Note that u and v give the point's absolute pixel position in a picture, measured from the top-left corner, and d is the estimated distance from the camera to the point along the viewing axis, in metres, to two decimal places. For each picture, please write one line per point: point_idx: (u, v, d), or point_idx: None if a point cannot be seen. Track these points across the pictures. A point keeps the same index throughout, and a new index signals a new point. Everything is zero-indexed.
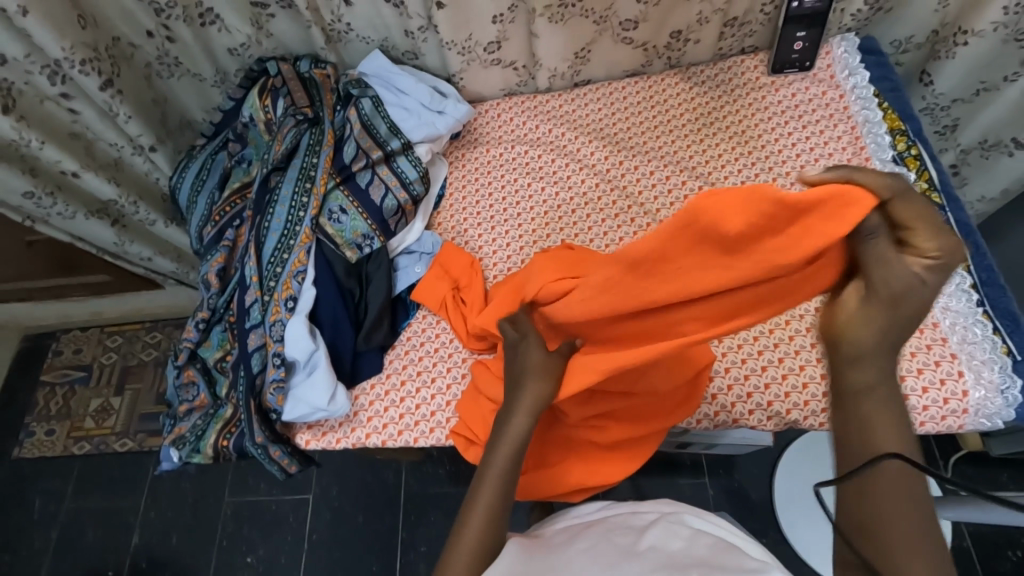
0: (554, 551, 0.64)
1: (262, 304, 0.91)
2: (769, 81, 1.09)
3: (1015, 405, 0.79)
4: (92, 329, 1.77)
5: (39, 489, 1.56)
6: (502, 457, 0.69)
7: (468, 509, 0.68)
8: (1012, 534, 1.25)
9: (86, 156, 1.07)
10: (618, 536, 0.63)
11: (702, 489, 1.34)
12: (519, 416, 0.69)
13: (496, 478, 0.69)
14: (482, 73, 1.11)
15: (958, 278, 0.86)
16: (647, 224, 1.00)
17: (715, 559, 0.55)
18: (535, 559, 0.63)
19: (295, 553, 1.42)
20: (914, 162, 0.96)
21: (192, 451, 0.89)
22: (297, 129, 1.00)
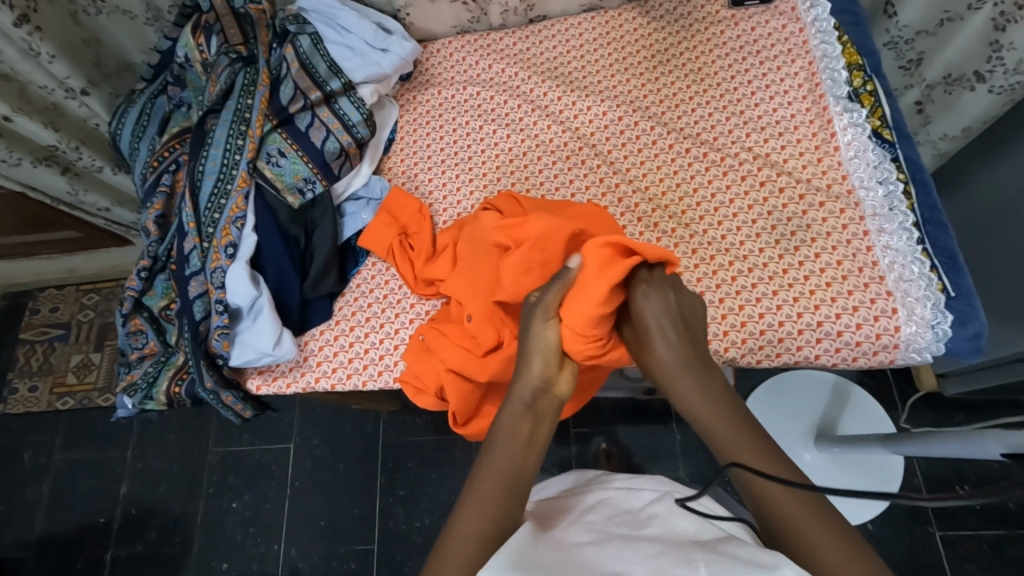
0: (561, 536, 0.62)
1: (202, 251, 0.89)
2: (728, 15, 1.05)
3: (943, 339, 0.81)
4: (68, 287, 1.75)
5: (27, 443, 1.59)
6: (505, 425, 0.66)
7: (474, 479, 0.64)
8: (961, 469, 1.30)
9: (19, 98, 1.02)
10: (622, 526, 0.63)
11: (669, 432, 1.37)
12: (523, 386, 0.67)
13: (506, 455, 0.65)
14: (429, 7, 1.05)
15: (901, 216, 0.85)
16: (597, 166, 0.98)
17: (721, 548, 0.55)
18: (546, 542, 0.59)
19: (278, 498, 1.48)
20: (869, 99, 0.93)
21: (145, 398, 0.91)
22: (231, 69, 0.96)
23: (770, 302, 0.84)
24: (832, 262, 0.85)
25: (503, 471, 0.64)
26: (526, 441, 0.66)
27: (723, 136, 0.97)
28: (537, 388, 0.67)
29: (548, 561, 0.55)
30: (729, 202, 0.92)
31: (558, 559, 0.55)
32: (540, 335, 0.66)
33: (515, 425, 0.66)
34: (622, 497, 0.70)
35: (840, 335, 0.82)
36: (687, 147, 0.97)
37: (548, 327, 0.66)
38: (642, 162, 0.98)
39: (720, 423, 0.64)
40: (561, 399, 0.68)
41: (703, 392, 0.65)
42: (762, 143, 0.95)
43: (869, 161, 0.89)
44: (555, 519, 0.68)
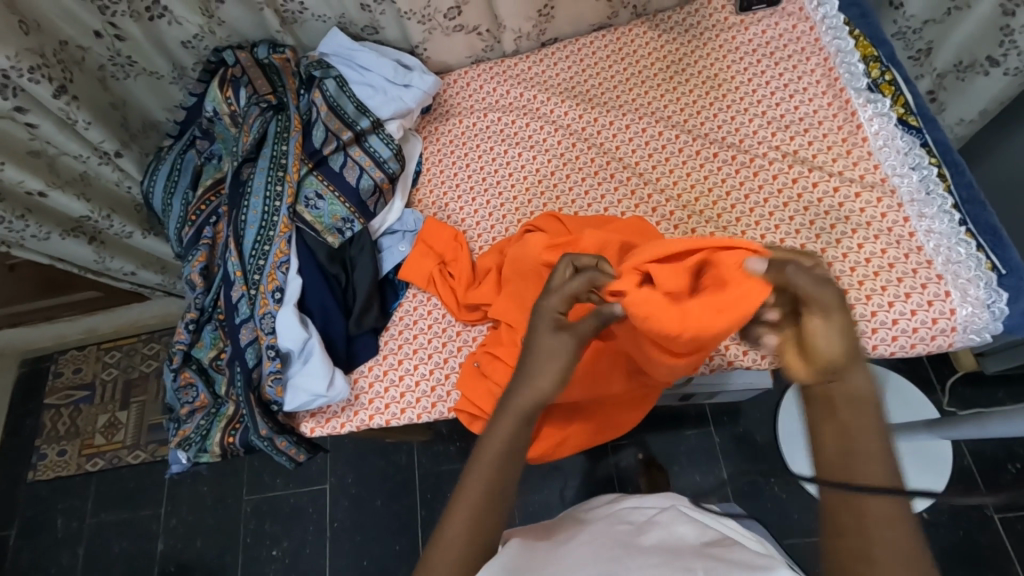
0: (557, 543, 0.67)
1: (249, 298, 0.90)
2: (737, 21, 1.07)
3: (1000, 318, 0.81)
4: (89, 347, 1.75)
5: (59, 507, 1.58)
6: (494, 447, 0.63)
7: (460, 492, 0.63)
8: (1013, 448, 1.29)
9: (49, 172, 1.04)
10: (619, 530, 0.67)
11: (710, 437, 1.35)
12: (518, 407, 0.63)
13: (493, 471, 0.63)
14: (445, 41, 1.07)
15: (940, 200, 0.86)
16: (626, 179, 0.99)
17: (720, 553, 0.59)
18: (538, 548, 0.64)
19: (319, 541, 1.45)
20: (890, 88, 0.95)
21: (200, 451, 0.90)
22: (262, 118, 0.98)
23: None
24: (877, 250, 0.85)
25: (495, 479, 0.62)
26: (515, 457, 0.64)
27: (748, 137, 0.98)
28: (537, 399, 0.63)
29: (541, 563, 0.60)
30: (764, 201, 0.93)
31: (550, 562, 0.60)
32: (546, 342, 0.63)
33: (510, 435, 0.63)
34: (628, 510, 0.73)
35: (896, 324, 0.82)
36: (715, 151, 0.98)
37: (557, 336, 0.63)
38: (671, 170, 0.99)
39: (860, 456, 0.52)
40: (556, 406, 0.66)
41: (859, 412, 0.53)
42: (788, 141, 0.96)
43: (899, 148, 0.90)
44: (556, 532, 0.72)
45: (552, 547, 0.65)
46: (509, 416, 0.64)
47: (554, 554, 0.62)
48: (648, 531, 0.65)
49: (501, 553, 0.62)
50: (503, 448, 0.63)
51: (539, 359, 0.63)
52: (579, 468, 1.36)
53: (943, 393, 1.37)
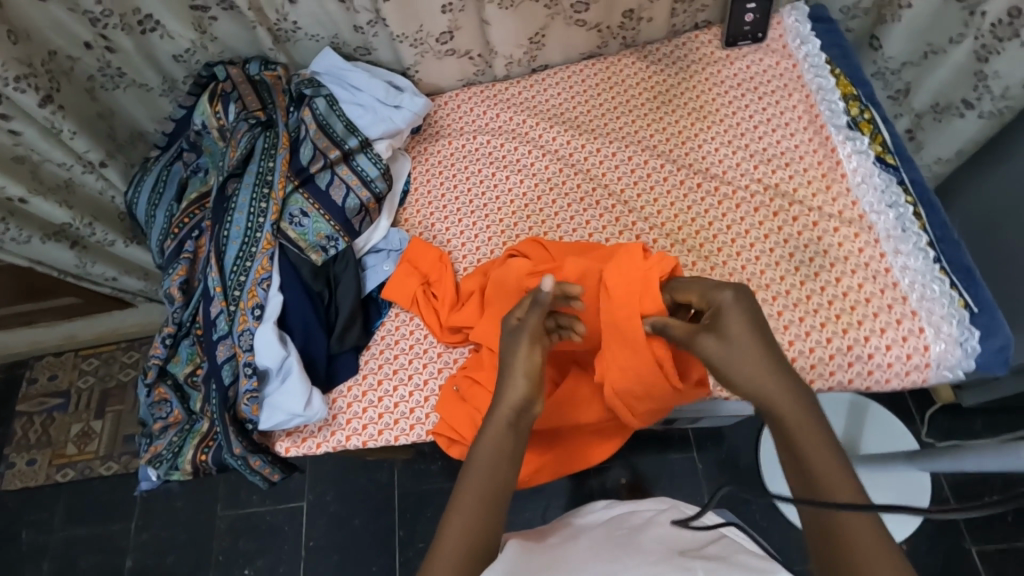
0: (554, 546, 0.67)
1: (228, 315, 0.89)
2: (723, 55, 1.10)
3: (973, 356, 0.82)
4: (66, 354, 1.72)
5: (26, 519, 1.53)
6: (486, 443, 0.67)
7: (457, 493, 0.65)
8: (989, 480, 1.30)
9: (32, 179, 1.03)
10: (612, 537, 0.68)
11: (692, 462, 1.35)
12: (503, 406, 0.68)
13: (484, 467, 0.65)
14: (437, 64, 1.09)
15: (915, 237, 0.88)
16: (611, 206, 1.00)
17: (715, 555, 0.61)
18: (537, 551, 0.64)
19: (294, 560, 1.42)
20: (868, 126, 0.98)
21: (171, 469, 0.88)
22: (250, 134, 0.98)
23: (798, 329, 0.85)
24: (854, 285, 0.87)
25: (485, 487, 0.64)
26: (507, 458, 0.66)
27: (731, 169, 1.00)
28: (513, 408, 0.68)
29: (546, 564, 0.60)
30: (745, 232, 0.94)
31: (554, 565, 0.60)
32: (523, 354, 0.70)
33: (498, 444, 0.67)
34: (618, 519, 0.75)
35: (872, 358, 0.83)
36: (698, 182, 0.99)
37: (533, 351, 0.70)
38: (655, 199, 1.00)
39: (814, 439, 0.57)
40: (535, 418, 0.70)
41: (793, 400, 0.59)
42: (770, 175, 0.98)
43: (876, 186, 0.92)
44: (549, 537, 0.72)
45: (551, 550, 0.65)
46: (493, 421, 0.68)
47: (554, 556, 0.63)
48: (641, 537, 0.67)
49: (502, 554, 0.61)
50: (491, 444, 0.66)
51: (516, 367, 0.69)
52: (561, 490, 1.34)
53: (921, 423, 1.38)
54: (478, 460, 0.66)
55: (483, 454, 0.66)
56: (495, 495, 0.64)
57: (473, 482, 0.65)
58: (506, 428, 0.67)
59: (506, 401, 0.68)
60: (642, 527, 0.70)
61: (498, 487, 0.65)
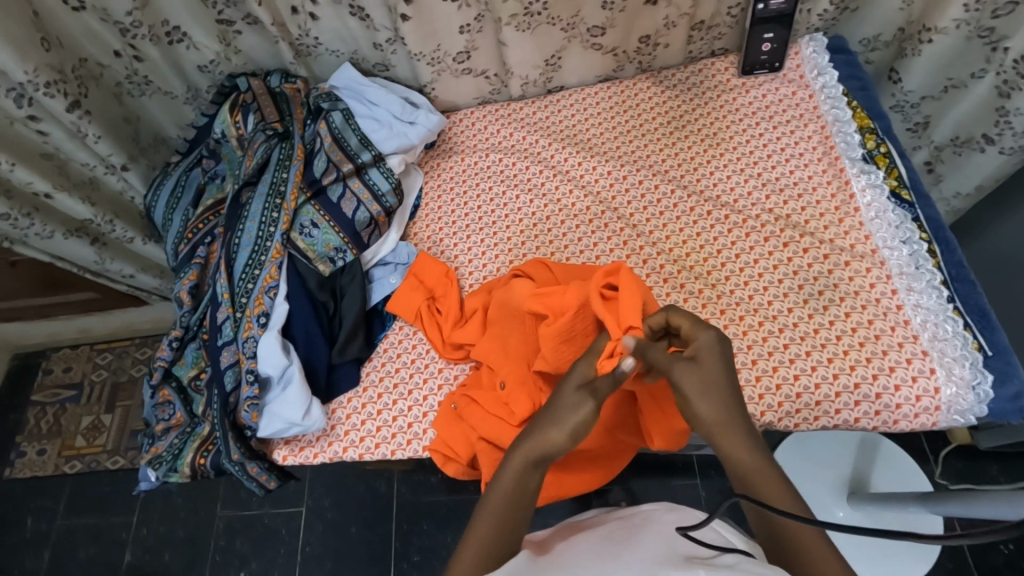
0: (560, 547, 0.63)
1: (234, 321, 0.91)
2: (739, 83, 1.10)
3: (985, 401, 0.79)
4: (82, 346, 1.76)
5: (31, 508, 1.55)
6: (506, 483, 0.64)
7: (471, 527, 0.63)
8: None
9: (59, 175, 1.06)
10: (614, 536, 0.64)
11: (695, 490, 1.33)
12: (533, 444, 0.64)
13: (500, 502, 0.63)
14: (453, 82, 1.10)
15: (929, 275, 0.86)
16: (620, 230, 1.00)
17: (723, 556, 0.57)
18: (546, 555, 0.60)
19: (288, 566, 1.42)
20: (884, 160, 0.96)
21: (170, 470, 0.89)
22: (267, 144, 1.00)
23: (803, 363, 0.84)
24: (863, 321, 0.85)
25: (495, 522, 0.62)
26: (523, 502, 0.63)
27: (742, 198, 0.99)
28: (543, 453, 0.64)
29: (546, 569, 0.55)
30: (754, 262, 0.93)
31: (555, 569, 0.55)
32: (583, 416, 0.64)
33: (516, 485, 0.64)
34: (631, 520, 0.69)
35: (879, 397, 0.81)
36: (708, 209, 0.99)
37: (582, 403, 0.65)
38: (665, 224, 1.00)
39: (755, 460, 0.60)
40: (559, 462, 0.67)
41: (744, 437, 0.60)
42: (782, 205, 0.97)
43: (890, 221, 0.91)
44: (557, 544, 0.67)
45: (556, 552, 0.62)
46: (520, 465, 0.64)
47: (558, 556, 0.59)
48: (643, 534, 0.63)
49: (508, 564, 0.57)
50: (514, 483, 0.64)
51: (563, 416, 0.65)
52: (559, 510, 1.33)
53: (935, 463, 1.34)
54: (491, 499, 0.63)
55: (501, 491, 0.63)
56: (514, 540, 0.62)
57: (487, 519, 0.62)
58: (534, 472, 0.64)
59: (541, 447, 0.64)
60: (644, 524, 0.66)
61: (515, 532, 0.62)
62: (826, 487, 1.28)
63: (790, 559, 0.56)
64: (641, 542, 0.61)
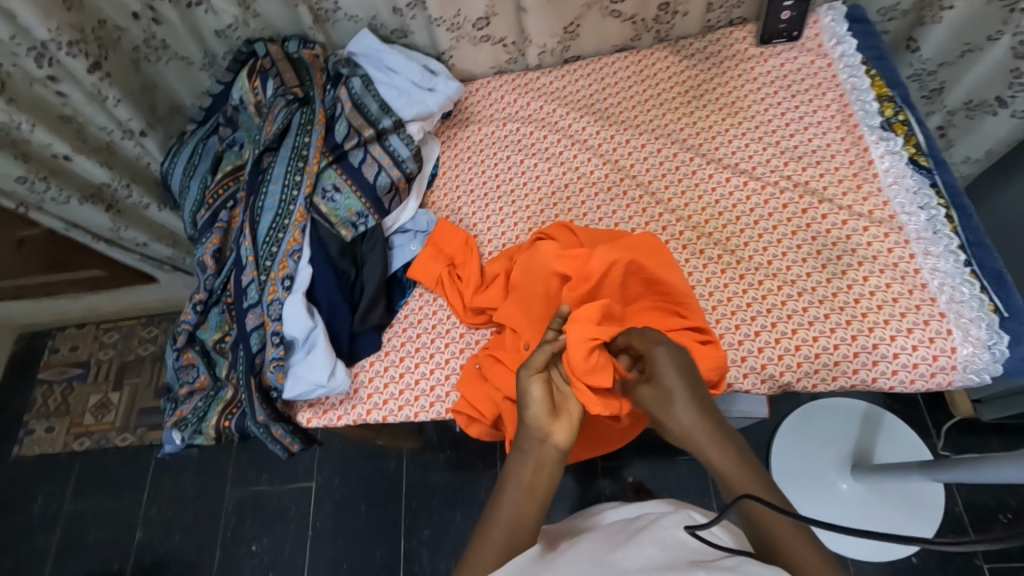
0: (557, 552, 0.62)
1: (259, 284, 0.92)
2: (757, 52, 1.10)
3: (1000, 359, 0.81)
4: (89, 326, 1.77)
5: (41, 485, 1.57)
6: (513, 476, 0.68)
7: (486, 524, 0.66)
8: (1004, 497, 1.28)
9: (77, 139, 1.06)
10: (613, 541, 0.62)
11: (701, 464, 1.34)
12: (526, 439, 0.69)
13: (513, 498, 0.66)
14: (471, 50, 1.10)
15: (946, 240, 0.87)
16: (639, 197, 1.01)
17: (724, 563, 0.54)
18: (542, 559, 0.59)
19: (300, 539, 1.44)
20: (902, 128, 0.97)
21: (195, 433, 0.90)
22: (287, 109, 1.00)
23: (822, 325, 0.85)
24: (881, 284, 0.87)
25: (511, 514, 0.65)
26: (532, 490, 0.66)
27: (761, 165, 1.00)
28: (536, 436, 0.69)
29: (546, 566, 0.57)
30: (772, 228, 0.94)
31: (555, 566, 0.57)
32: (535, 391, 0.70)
33: (522, 475, 0.67)
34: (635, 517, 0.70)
35: (896, 358, 0.83)
36: (727, 176, 0.99)
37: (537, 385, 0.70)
38: (683, 191, 1.00)
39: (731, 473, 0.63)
40: (561, 450, 0.69)
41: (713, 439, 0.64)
42: (800, 172, 0.98)
43: (908, 187, 0.92)
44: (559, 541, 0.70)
45: (552, 556, 0.60)
46: (519, 454, 0.69)
47: (554, 564, 0.58)
48: (642, 539, 0.60)
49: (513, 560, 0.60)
50: (523, 474, 0.67)
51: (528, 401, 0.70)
52: (569, 484, 1.35)
53: (938, 437, 1.36)
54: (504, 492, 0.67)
55: (509, 483, 0.67)
56: (530, 528, 0.65)
57: (504, 512, 0.66)
58: (530, 458, 0.68)
59: (529, 430, 0.69)
60: (647, 526, 0.64)
61: (530, 521, 0.65)
62: (831, 458, 1.31)
63: (773, 550, 0.57)
64: (639, 548, 0.59)
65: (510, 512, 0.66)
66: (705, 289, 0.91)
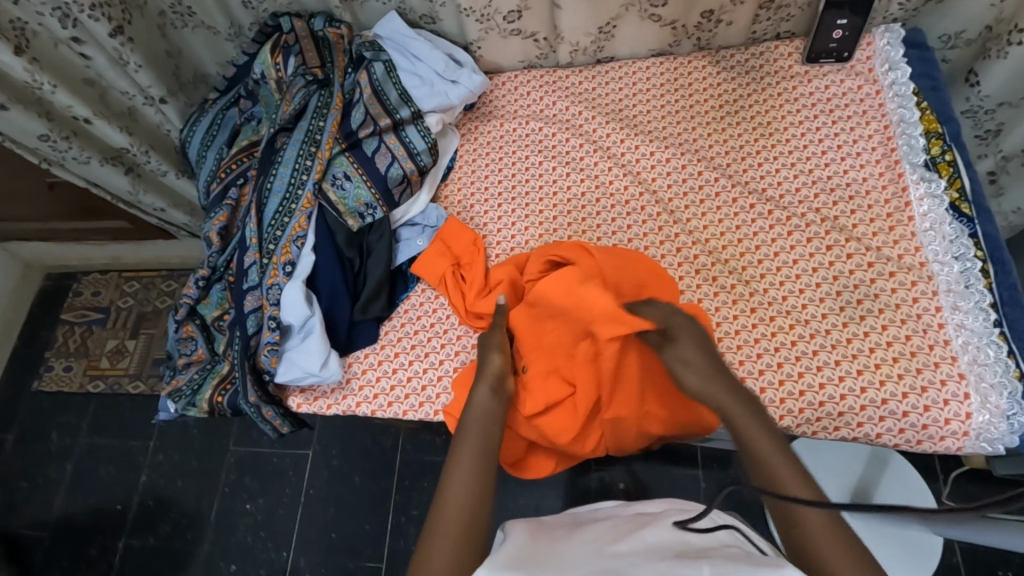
0: (559, 535, 0.65)
1: (260, 266, 0.91)
2: (802, 71, 1.03)
3: (1018, 431, 0.77)
4: (111, 273, 1.80)
5: (56, 420, 1.63)
6: (474, 411, 0.77)
7: (451, 466, 0.72)
8: (1006, 555, 1.23)
9: (99, 102, 1.07)
10: (608, 538, 0.63)
11: (695, 482, 1.30)
12: (484, 382, 0.80)
13: (473, 429, 0.75)
14: (500, 43, 1.06)
15: (978, 295, 0.82)
16: (656, 214, 0.97)
17: (719, 553, 0.56)
18: (541, 542, 0.62)
19: (292, 505, 1.47)
20: (947, 168, 0.91)
21: (188, 405, 0.91)
22: (305, 90, 0.99)
23: (832, 372, 0.81)
24: (901, 335, 0.82)
25: (476, 447, 0.73)
26: (493, 421, 0.77)
27: (790, 194, 0.95)
28: (495, 379, 0.80)
29: (541, 558, 0.58)
30: (793, 262, 0.90)
31: (552, 560, 0.57)
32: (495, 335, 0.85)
33: (485, 408, 0.78)
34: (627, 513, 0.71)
35: (905, 416, 0.79)
36: (752, 202, 0.95)
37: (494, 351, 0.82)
38: (704, 213, 0.96)
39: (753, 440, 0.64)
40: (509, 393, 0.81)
41: (747, 410, 0.67)
42: (830, 206, 0.93)
43: (945, 234, 0.86)
44: (551, 524, 0.70)
45: (545, 547, 0.61)
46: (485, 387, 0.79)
47: (554, 548, 0.60)
48: (643, 532, 0.62)
49: (504, 545, 0.60)
50: (480, 407, 0.78)
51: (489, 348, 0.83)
52: (558, 481, 1.33)
53: (945, 484, 1.31)
54: (468, 422, 0.76)
55: (473, 414, 0.77)
56: (489, 459, 0.73)
57: (468, 442, 0.74)
58: (491, 393, 0.79)
59: (488, 373, 0.80)
60: (650, 519, 0.66)
61: (488, 455, 0.73)
62: (830, 493, 1.24)
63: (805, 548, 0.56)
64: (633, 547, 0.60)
65: (472, 444, 0.74)
66: (713, 319, 0.88)
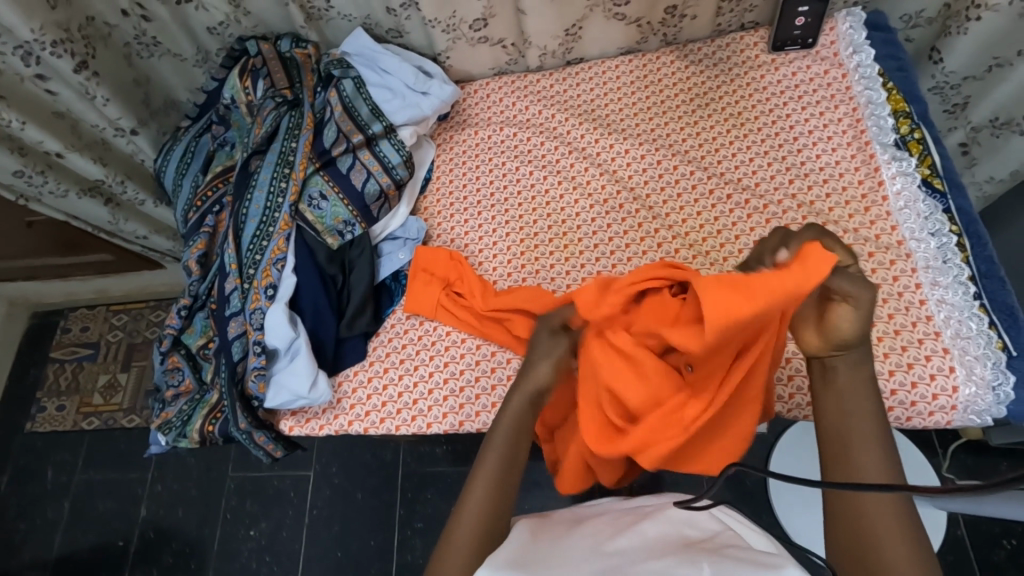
0: (559, 533, 0.64)
1: (242, 292, 0.91)
2: (768, 59, 1.04)
3: (1005, 401, 0.77)
4: (98, 307, 1.78)
5: (51, 460, 1.61)
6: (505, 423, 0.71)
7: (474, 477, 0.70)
8: (1009, 524, 1.23)
9: (71, 134, 1.06)
10: (606, 534, 0.63)
11: None
12: (519, 392, 0.72)
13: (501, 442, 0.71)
14: (469, 51, 1.06)
15: (956, 270, 0.83)
16: (635, 211, 0.97)
17: (718, 548, 0.56)
18: (542, 541, 0.62)
19: (296, 527, 1.46)
20: (917, 146, 0.92)
21: (179, 436, 0.90)
22: (276, 112, 0.99)
23: None
24: (883, 315, 0.82)
25: (502, 459, 0.70)
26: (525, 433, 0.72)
27: (765, 182, 0.96)
28: (534, 392, 0.72)
29: (541, 558, 0.57)
30: None
31: (552, 560, 0.57)
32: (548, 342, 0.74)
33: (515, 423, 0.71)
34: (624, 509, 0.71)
35: (895, 394, 0.78)
36: (728, 192, 0.95)
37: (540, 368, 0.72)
38: (682, 207, 0.96)
39: (872, 427, 0.61)
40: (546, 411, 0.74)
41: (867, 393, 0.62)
42: (805, 191, 0.93)
43: (919, 212, 0.87)
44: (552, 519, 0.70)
45: (545, 546, 0.60)
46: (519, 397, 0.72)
47: (555, 548, 0.60)
48: (641, 528, 0.62)
49: (505, 545, 0.60)
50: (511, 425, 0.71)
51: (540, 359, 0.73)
52: None
53: (943, 457, 1.32)
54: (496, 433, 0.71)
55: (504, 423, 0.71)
56: (511, 477, 0.70)
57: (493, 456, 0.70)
58: (527, 404, 0.72)
59: (528, 387, 0.72)
60: (648, 513, 0.66)
61: (512, 473, 0.70)
62: None
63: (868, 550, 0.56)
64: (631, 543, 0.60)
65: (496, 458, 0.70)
66: None
